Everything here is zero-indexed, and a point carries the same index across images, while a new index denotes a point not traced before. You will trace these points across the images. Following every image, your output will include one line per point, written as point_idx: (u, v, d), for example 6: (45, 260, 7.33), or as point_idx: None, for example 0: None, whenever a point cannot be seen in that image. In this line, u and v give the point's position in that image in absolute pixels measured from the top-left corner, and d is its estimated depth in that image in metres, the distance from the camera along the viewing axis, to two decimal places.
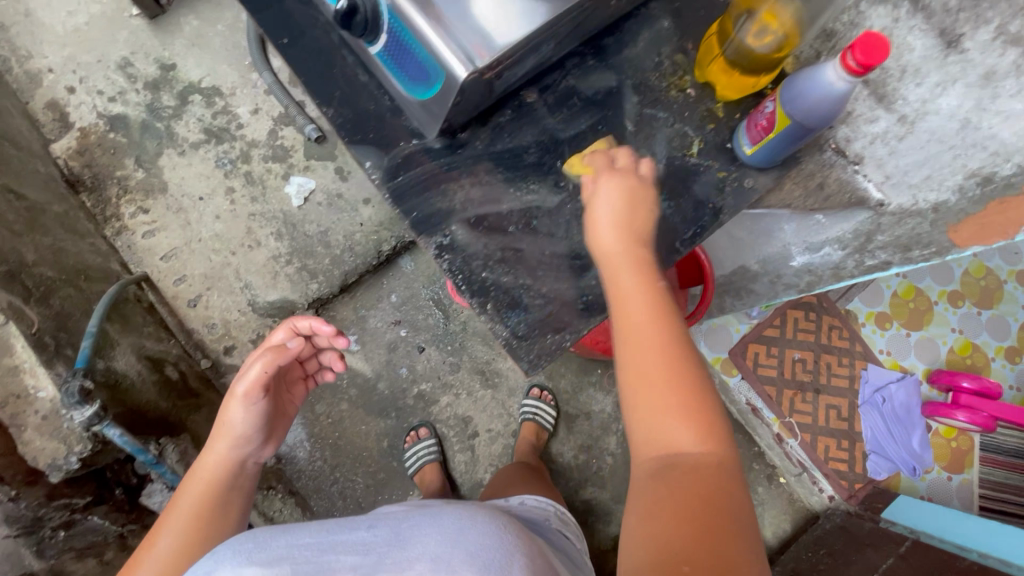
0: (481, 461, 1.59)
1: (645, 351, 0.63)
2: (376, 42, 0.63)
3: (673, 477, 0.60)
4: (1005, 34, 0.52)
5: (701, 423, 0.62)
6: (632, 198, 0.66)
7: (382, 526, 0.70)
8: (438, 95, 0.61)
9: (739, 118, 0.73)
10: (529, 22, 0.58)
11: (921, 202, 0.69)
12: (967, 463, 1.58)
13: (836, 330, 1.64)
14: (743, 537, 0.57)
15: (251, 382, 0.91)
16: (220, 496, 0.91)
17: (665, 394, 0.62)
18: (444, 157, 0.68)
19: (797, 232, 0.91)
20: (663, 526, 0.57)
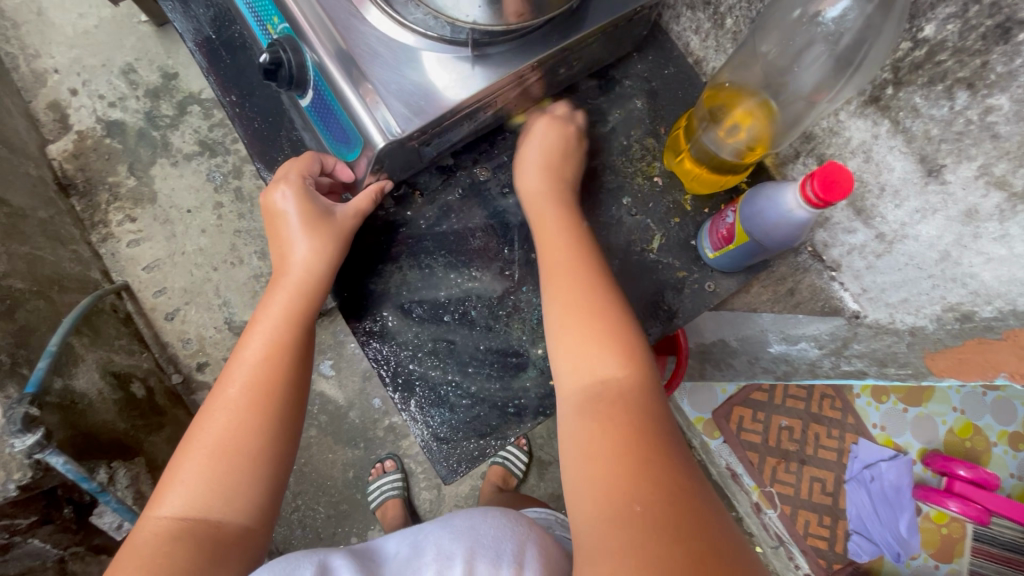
0: (447, 501, 1.55)
1: (563, 279, 0.63)
2: (305, 96, 0.61)
3: (600, 407, 0.55)
4: (988, 174, 0.48)
5: (625, 352, 0.59)
6: (564, 138, 0.70)
7: (403, 543, 0.68)
8: (359, 157, 0.59)
9: (708, 213, 0.71)
10: (460, 92, 0.57)
11: (899, 322, 0.64)
12: (957, 552, 1.49)
13: (829, 399, 1.56)
14: (683, 455, 0.52)
15: (311, 227, 0.68)
16: (289, 379, 0.68)
17: (581, 325, 0.60)
18: (384, 237, 0.73)
19: (773, 323, 0.79)
20: (599, 454, 0.52)
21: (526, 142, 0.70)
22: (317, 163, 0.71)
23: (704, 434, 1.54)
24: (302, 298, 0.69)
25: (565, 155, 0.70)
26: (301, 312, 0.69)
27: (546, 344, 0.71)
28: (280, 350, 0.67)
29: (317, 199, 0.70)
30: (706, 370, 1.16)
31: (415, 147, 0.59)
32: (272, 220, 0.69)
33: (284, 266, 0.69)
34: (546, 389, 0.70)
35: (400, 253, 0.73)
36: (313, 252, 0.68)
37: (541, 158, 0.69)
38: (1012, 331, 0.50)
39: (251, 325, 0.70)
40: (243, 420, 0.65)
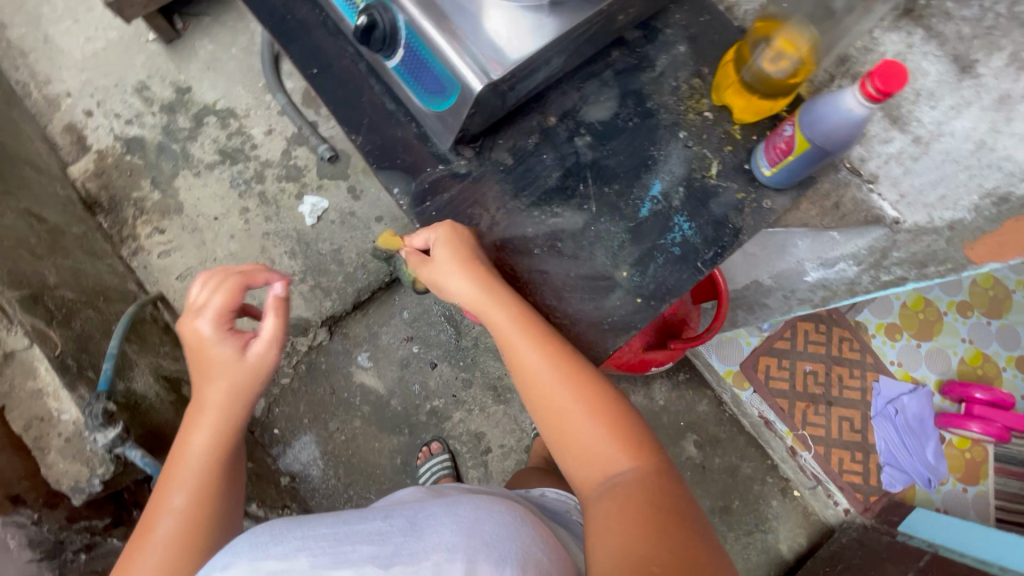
0: (494, 477, 1.59)
1: (555, 384, 0.68)
2: (393, 56, 0.66)
3: (618, 496, 0.63)
4: (1019, 61, 0.53)
5: (634, 449, 0.67)
6: (459, 240, 0.71)
7: (397, 518, 0.69)
8: (453, 106, 0.64)
9: (756, 140, 0.77)
10: (541, 36, 0.62)
11: (937, 220, 0.70)
12: (982, 475, 1.57)
13: (847, 342, 1.65)
14: (697, 528, 0.61)
15: (223, 368, 0.76)
16: (217, 497, 0.75)
17: (585, 431, 0.68)
18: (468, 179, 0.75)
19: (809, 248, 0.91)
20: (623, 528, 0.59)
21: (433, 264, 0.70)
22: (243, 288, 0.79)
23: (734, 387, 1.61)
24: (220, 429, 0.77)
25: (473, 257, 0.71)
26: (220, 440, 0.77)
27: (629, 266, 0.73)
28: (202, 481, 0.75)
29: (229, 336, 0.78)
30: (737, 316, 1.23)
31: (503, 92, 0.64)
32: (191, 350, 0.79)
33: (200, 401, 0.77)
34: (634, 307, 0.72)
35: (486, 193, 0.75)
36: (219, 386, 0.76)
37: (460, 265, 0.69)
38: None
39: (175, 456, 0.77)
40: (175, 548, 0.71)
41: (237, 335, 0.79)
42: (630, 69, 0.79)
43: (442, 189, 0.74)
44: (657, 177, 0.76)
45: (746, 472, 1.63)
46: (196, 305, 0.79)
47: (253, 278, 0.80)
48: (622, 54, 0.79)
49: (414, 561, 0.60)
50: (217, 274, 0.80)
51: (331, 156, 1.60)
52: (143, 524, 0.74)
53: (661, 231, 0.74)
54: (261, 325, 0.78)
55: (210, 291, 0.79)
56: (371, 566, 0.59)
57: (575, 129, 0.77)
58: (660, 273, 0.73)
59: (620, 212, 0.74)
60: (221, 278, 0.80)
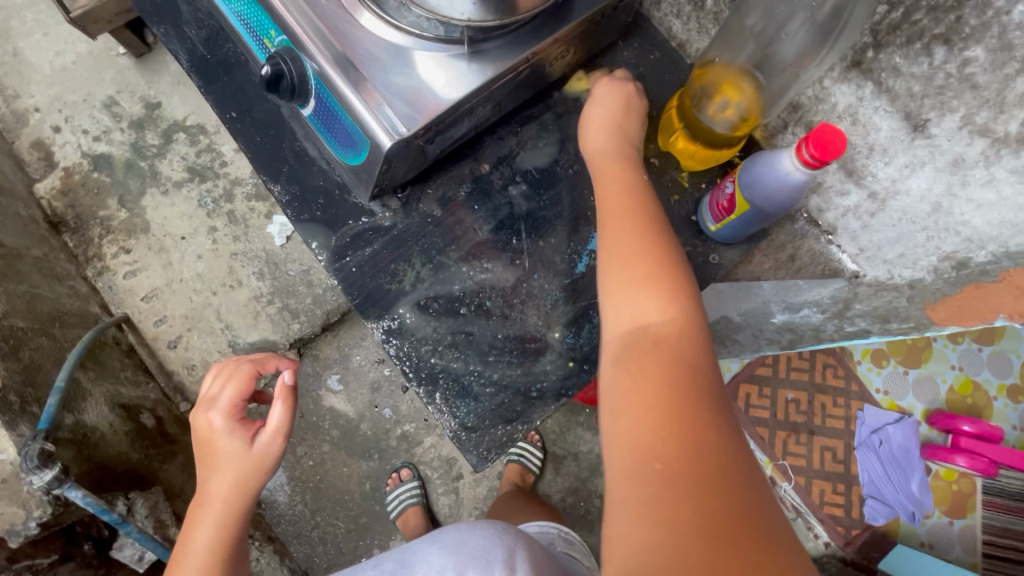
0: (465, 504, 1.56)
1: (619, 223, 0.62)
2: (307, 105, 0.62)
3: (638, 359, 0.54)
4: (972, 124, 0.49)
5: (675, 299, 0.57)
6: (624, 101, 0.70)
7: (386, 562, 0.75)
8: (365, 161, 0.60)
9: (706, 190, 0.73)
10: (459, 88, 0.58)
11: (898, 277, 0.66)
12: (969, 508, 1.52)
13: (832, 368, 1.59)
14: (721, 413, 0.51)
15: (230, 460, 0.74)
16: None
17: (633, 269, 0.60)
18: (392, 235, 0.71)
19: (774, 292, 0.77)
20: (632, 405, 0.52)
21: (589, 105, 0.71)
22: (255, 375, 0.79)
23: None
24: (227, 524, 0.74)
25: (624, 117, 0.70)
26: (226, 537, 0.74)
27: (562, 327, 0.70)
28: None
29: (239, 429, 0.76)
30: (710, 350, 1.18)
31: (420, 146, 0.60)
32: (198, 441, 0.77)
33: (206, 495, 0.75)
34: (565, 371, 0.69)
35: (409, 249, 0.71)
36: (226, 478, 0.74)
37: (606, 120, 0.69)
38: (1008, 273, 0.53)
39: (178, 555, 0.74)
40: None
41: (246, 423, 0.77)
42: (572, 111, 0.75)
43: (573, 82, 0.76)
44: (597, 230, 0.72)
45: None
46: (207, 396, 0.78)
47: (265, 365, 0.81)
48: (564, 94, 0.75)
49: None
50: (230, 364, 0.81)
51: None
52: None
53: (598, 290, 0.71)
54: (268, 413, 0.76)
55: (222, 382, 0.79)
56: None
57: (512, 175, 0.73)
58: (595, 333, 0.70)
59: (556, 268, 0.71)
60: (233, 368, 0.80)
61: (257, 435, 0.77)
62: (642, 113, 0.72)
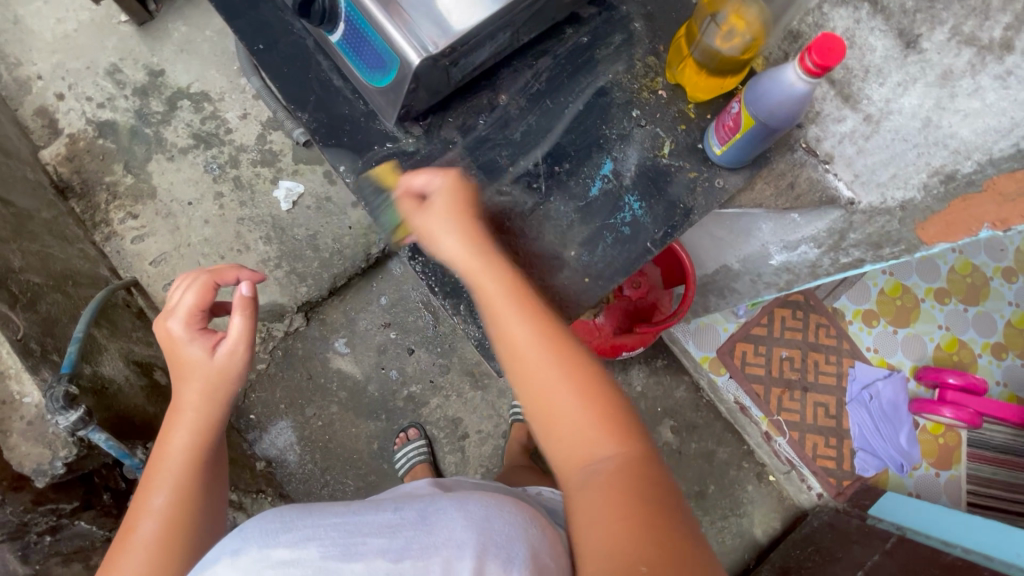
0: (471, 463, 1.60)
1: (542, 358, 0.64)
2: (335, 31, 0.66)
3: (601, 484, 0.59)
4: (959, 34, 0.54)
5: (615, 428, 0.63)
6: (459, 192, 0.70)
7: (408, 510, 0.64)
8: (394, 82, 0.64)
9: (710, 119, 0.76)
10: (480, 13, 0.60)
11: (889, 200, 0.69)
12: (955, 459, 1.58)
13: (824, 328, 1.66)
14: (679, 517, 0.58)
15: (196, 367, 0.80)
16: (197, 497, 0.78)
17: (571, 407, 0.64)
18: (416, 157, 0.74)
19: (773, 232, 0.88)
20: (607, 521, 0.56)
21: (429, 217, 0.68)
22: (217, 284, 0.83)
23: (711, 372, 1.62)
24: (197, 428, 0.80)
25: (466, 216, 0.69)
26: (200, 441, 0.80)
27: (578, 247, 0.73)
28: (180, 482, 0.77)
29: (200, 338, 0.81)
30: (709, 301, 1.23)
31: (445, 67, 0.64)
32: (167, 351, 0.83)
33: (177, 402, 0.81)
34: (582, 286, 0.72)
35: (431, 172, 0.74)
36: (195, 386, 0.80)
37: (456, 229, 0.68)
38: (991, 180, 0.59)
39: (154, 459, 0.80)
40: (153, 551, 0.74)
41: (210, 333, 0.82)
42: (583, 47, 0.78)
43: (377, 172, 0.73)
44: (609, 156, 0.75)
45: (722, 457, 1.64)
46: (170, 305, 0.83)
47: (224, 275, 0.84)
48: (575, 31, 0.78)
49: (425, 558, 0.57)
50: (190, 276, 0.84)
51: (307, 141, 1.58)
52: (126, 525, 0.77)
53: (610, 211, 0.74)
54: (228, 323, 0.81)
55: (184, 292, 0.83)
56: (382, 562, 0.56)
57: (526, 107, 0.76)
58: (608, 253, 0.73)
59: (571, 192, 0.74)
60: (193, 278, 0.84)
61: (219, 344, 0.81)
62: (482, 204, 0.73)
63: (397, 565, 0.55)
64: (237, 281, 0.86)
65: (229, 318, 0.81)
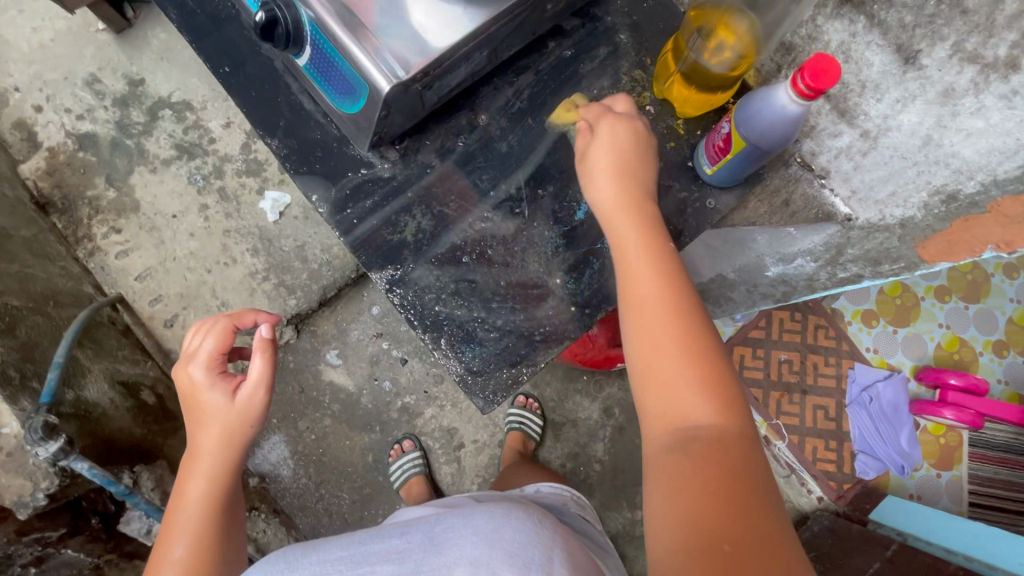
0: (467, 473, 1.58)
1: (655, 308, 0.62)
2: (302, 54, 0.63)
3: (693, 451, 0.56)
4: (962, 51, 0.50)
5: (720, 395, 0.58)
6: (632, 133, 0.67)
7: (416, 533, 0.68)
8: (365, 108, 0.61)
9: (700, 136, 0.73)
10: (454, 34, 0.58)
11: (888, 217, 0.68)
12: (956, 460, 1.57)
13: (823, 329, 1.63)
14: (773, 507, 0.53)
15: (215, 414, 0.78)
16: (219, 543, 0.76)
17: (679, 363, 0.59)
18: (390, 184, 0.71)
19: (768, 245, 0.81)
20: (689, 491, 0.53)
21: (588, 152, 0.67)
22: (233, 329, 0.81)
23: None
24: (215, 474, 0.78)
25: (632, 159, 0.67)
26: (218, 486, 0.78)
27: (563, 274, 0.70)
28: (201, 527, 0.75)
29: (220, 383, 0.79)
30: None
31: (418, 91, 0.61)
32: (184, 397, 0.80)
33: (196, 446, 0.78)
34: (568, 316, 0.69)
35: (407, 200, 0.71)
36: (217, 432, 0.78)
37: (610, 167, 0.66)
38: (995, 203, 0.55)
39: (174, 503, 0.78)
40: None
41: (230, 379, 0.80)
42: (567, 60, 0.75)
43: (556, 113, 0.73)
44: None
45: None
46: (189, 350, 0.81)
47: (242, 319, 0.83)
48: (559, 44, 0.75)
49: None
50: (208, 321, 0.82)
51: None
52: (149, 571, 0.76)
53: (596, 236, 0.71)
54: (249, 367, 0.79)
55: (202, 337, 0.81)
56: None
57: (509, 127, 0.73)
58: (595, 279, 0.70)
59: (555, 216, 0.71)
60: (211, 323, 0.82)
61: (239, 388, 0.79)
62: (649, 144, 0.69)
63: None
64: (255, 323, 0.84)
65: (251, 363, 0.79)
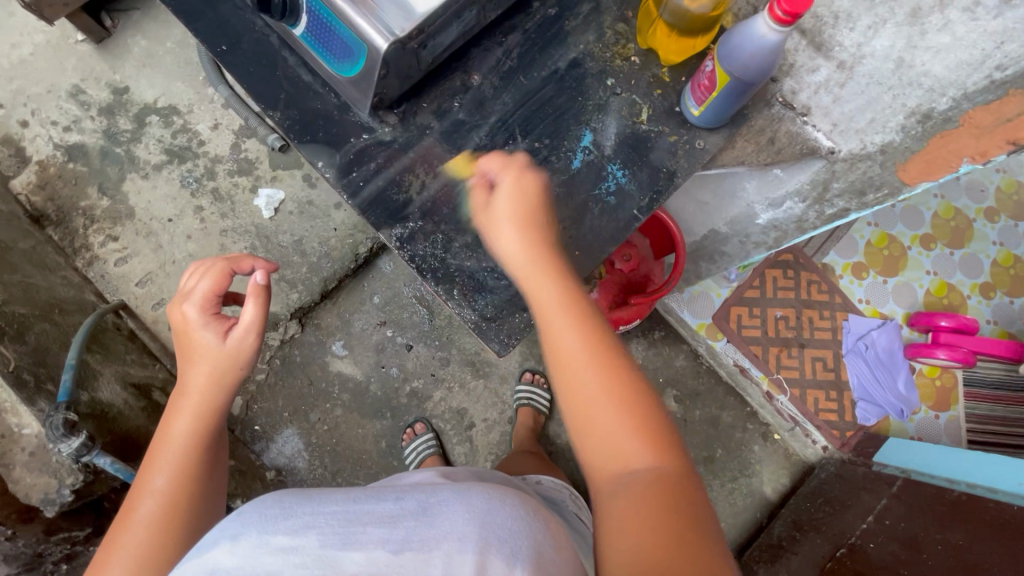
0: (480, 451, 1.60)
1: (582, 359, 0.63)
2: (298, 24, 0.65)
3: (632, 492, 0.58)
4: None
5: (655, 441, 0.61)
6: (526, 193, 0.68)
7: (410, 498, 0.66)
8: (364, 70, 0.63)
9: (685, 81, 0.76)
10: None
11: (869, 145, 0.70)
12: (953, 400, 1.61)
13: (815, 284, 1.67)
14: (715, 543, 0.55)
15: (205, 353, 0.78)
16: (198, 484, 0.76)
17: (612, 412, 0.61)
18: (399, 140, 0.74)
19: (757, 191, 0.89)
20: (635, 528, 0.55)
21: (491, 202, 0.68)
22: (230, 273, 0.81)
23: (708, 339, 1.63)
24: (204, 413, 0.78)
25: (533, 216, 0.68)
26: (202, 426, 0.78)
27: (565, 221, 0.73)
28: (182, 465, 0.75)
29: (212, 323, 0.79)
30: (700, 268, 1.24)
31: (414, 50, 0.63)
32: (176, 333, 0.81)
33: (184, 386, 0.79)
34: (573, 261, 0.72)
35: (412, 160, 0.74)
36: (203, 374, 0.78)
37: (518, 226, 0.66)
38: (967, 114, 0.60)
39: (156, 442, 0.78)
40: (151, 533, 0.72)
41: (224, 322, 0.80)
42: (551, 19, 0.77)
43: (455, 166, 0.74)
44: (588, 127, 0.75)
45: (727, 421, 1.66)
46: (185, 290, 0.81)
47: (239, 263, 0.82)
48: (543, 4, 0.77)
49: (425, 551, 0.59)
50: (206, 262, 0.82)
51: (282, 146, 1.56)
52: (125, 506, 0.75)
53: (595, 182, 0.73)
54: (241, 310, 0.78)
55: (198, 278, 0.81)
56: (382, 552, 0.58)
57: (500, 86, 0.75)
58: (596, 225, 0.73)
59: (553, 167, 0.74)
60: (208, 265, 0.81)
61: (231, 330, 0.80)
62: (541, 191, 0.71)
63: (397, 556, 0.57)
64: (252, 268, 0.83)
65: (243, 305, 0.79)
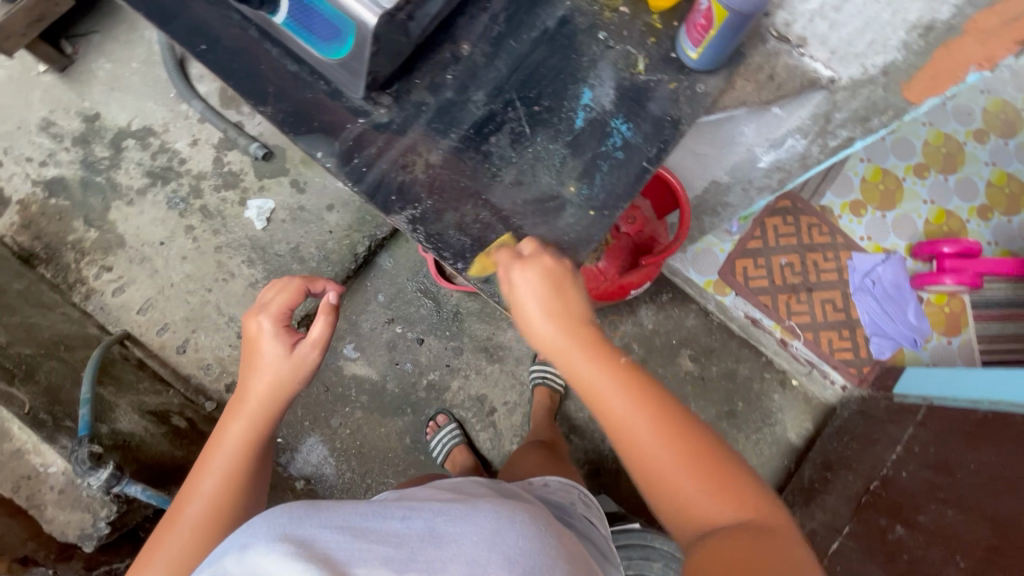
0: (505, 434, 1.59)
1: (643, 424, 0.64)
2: (278, 10, 0.63)
3: (711, 549, 0.60)
4: None
5: (735, 498, 0.63)
6: (550, 278, 0.68)
7: (417, 517, 0.68)
8: (354, 50, 0.63)
9: (676, 25, 0.76)
10: None
11: (870, 68, 0.72)
12: (963, 323, 1.61)
13: (816, 227, 1.67)
14: None
15: (271, 363, 0.79)
16: (244, 493, 0.76)
17: (678, 470, 0.63)
18: (395, 124, 0.72)
19: (757, 132, 0.89)
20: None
21: (516, 293, 0.68)
22: (304, 292, 0.83)
23: (717, 295, 1.63)
24: (261, 423, 0.79)
25: (564, 288, 0.68)
26: (257, 436, 0.79)
27: (576, 181, 0.72)
28: (233, 470, 0.76)
29: (282, 336, 0.81)
30: (704, 223, 1.23)
31: (402, 21, 0.65)
32: (246, 341, 0.83)
33: (245, 391, 0.80)
34: (588, 221, 0.71)
35: (414, 140, 0.72)
36: (266, 382, 0.79)
37: (547, 310, 0.67)
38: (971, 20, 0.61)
39: (213, 445, 0.79)
40: (199, 533, 0.73)
41: (294, 336, 0.82)
42: None
43: (476, 266, 0.72)
44: (586, 84, 0.74)
45: (744, 374, 1.67)
46: (262, 301, 0.83)
47: (313, 283, 0.84)
48: None
49: (432, 571, 0.60)
50: (283, 278, 0.85)
51: (265, 154, 1.53)
52: (175, 505, 0.77)
53: (600, 138, 0.73)
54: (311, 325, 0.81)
55: (275, 292, 0.83)
56: (387, 569, 0.59)
57: (492, 53, 0.74)
58: (608, 181, 0.72)
59: (557, 129, 0.73)
60: (285, 281, 0.84)
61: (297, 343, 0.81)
62: (574, 282, 0.69)
63: None
64: (324, 290, 0.87)
65: (313, 322, 0.81)
